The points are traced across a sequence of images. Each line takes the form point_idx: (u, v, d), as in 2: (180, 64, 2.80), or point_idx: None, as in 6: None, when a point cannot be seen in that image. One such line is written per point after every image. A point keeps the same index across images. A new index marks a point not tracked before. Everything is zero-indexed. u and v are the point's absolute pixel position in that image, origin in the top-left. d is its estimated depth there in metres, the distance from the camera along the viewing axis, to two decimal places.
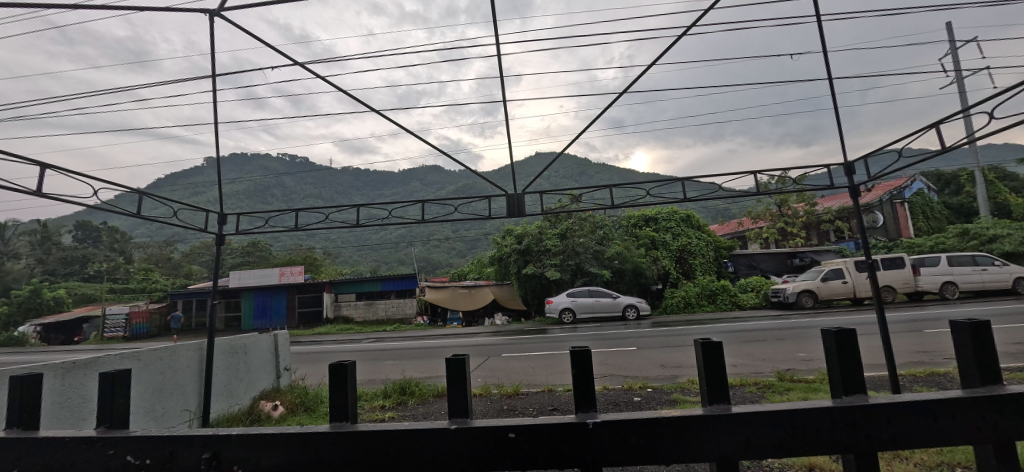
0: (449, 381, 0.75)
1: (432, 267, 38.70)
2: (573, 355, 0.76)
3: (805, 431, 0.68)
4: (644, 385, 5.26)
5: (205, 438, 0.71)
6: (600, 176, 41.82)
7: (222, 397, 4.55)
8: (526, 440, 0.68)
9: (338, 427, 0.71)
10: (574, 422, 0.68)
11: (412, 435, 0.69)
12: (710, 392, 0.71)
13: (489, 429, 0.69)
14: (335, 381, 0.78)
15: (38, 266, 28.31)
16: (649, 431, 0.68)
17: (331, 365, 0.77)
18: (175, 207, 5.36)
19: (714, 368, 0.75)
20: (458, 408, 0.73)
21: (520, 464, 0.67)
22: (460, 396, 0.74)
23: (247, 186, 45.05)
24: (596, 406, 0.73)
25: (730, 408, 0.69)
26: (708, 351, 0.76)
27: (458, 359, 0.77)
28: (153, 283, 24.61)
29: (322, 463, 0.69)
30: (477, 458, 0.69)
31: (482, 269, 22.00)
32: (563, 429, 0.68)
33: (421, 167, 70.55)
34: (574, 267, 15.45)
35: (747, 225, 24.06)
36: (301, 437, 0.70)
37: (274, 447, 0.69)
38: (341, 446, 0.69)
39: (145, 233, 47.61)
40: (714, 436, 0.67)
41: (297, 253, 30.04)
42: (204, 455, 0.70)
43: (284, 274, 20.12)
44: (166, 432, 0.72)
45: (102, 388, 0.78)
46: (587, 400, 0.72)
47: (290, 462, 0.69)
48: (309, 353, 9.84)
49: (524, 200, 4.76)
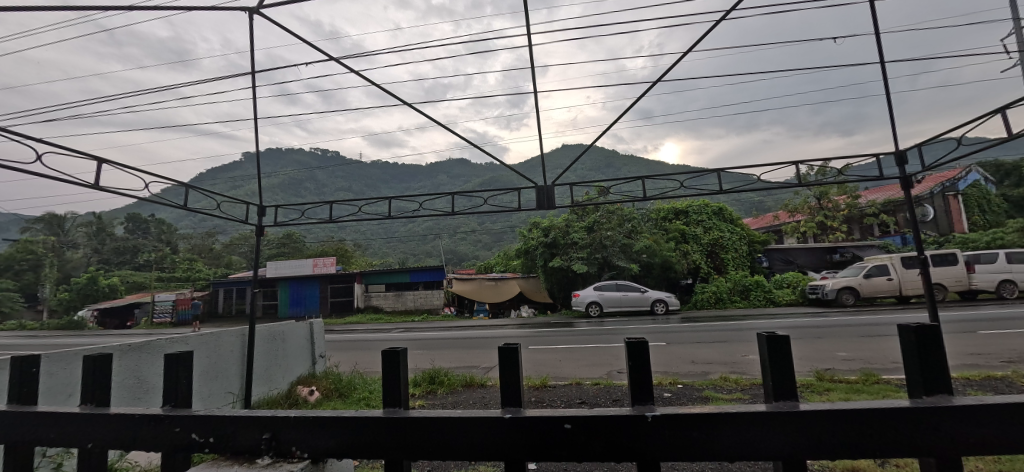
0: (502, 372, 0.74)
1: (459, 259, 39.40)
2: (627, 347, 0.75)
3: (887, 431, 0.63)
4: (675, 381, 5.19)
5: (263, 420, 0.73)
6: (628, 168, 41.19)
7: (263, 382, 4.76)
8: (581, 431, 0.66)
9: (392, 413, 0.71)
10: (630, 415, 0.66)
11: (468, 422, 0.68)
12: (777, 391, 0.69)
13: (545, 421, 0.67)
14: (387, 369, 0.78)
15: (94, 255, 30.35)
16: (723, 432, 0.65)
17: (383, 352, 0.77)
18: (218, 199, 5.47)
19: (781, 364, 0.70)
20: (509, 397, 0.73)
21: (575, 456, 0.66)
22: (511, 385, 0.73)
23: (280, 179, 46.64)
24: (653, 399, 0.71)
25: (799, 407, 0.66)
26: (774, 348, 0.72)
27: (510, 348, 0.77)
28: (196, 273, 25.90)
29: (373, 448, 0.70)
30: (532, 446, 0.67)
31: (508, 262, 22.10)
32: (617, 422, 0.67)
33: (448, 161, 71.43)
34: (601, 261, 15.24)
35: (783, 218, 23.28)
36: (357, 421, 0.70)
37: (329, 430, 0.70)
38: (392, 437, 0.69)
39: (189, 225, 50.26)
40: (784, 431, 0.64)
41: (329, 244, 31.02)
42: (264, 436, 0.71)
43: (317, 265, 20.71)
44: (229, 410, 0.75)
45: (167, 367, 0.81)
46: (640, 394, 0.70)
47: (343, 444, 0.70)
48: (345, 341, 10.25)
49: (554, 192, 4.64)
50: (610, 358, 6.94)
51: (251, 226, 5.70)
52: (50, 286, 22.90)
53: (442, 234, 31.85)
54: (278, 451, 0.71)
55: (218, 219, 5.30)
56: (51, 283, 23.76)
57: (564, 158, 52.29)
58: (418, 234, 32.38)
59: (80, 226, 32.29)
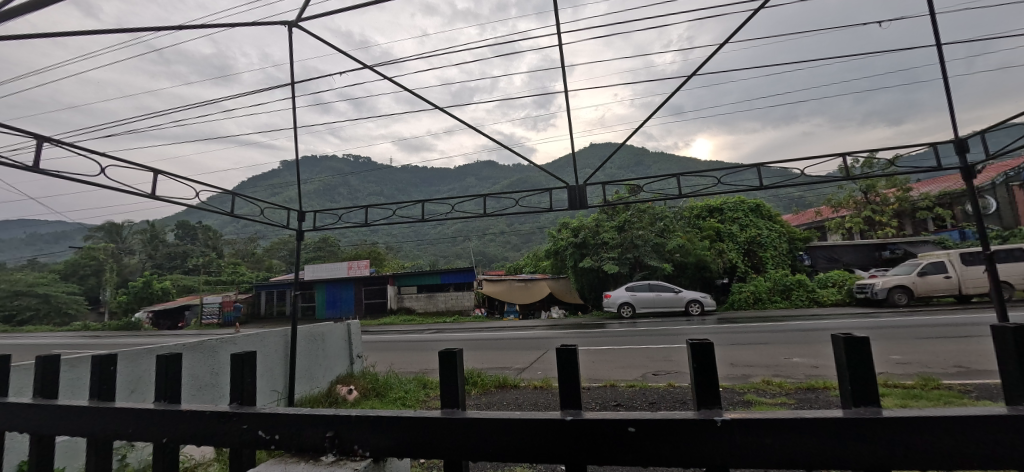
0: (561, 374, 0.73)
1: (488, 261, 39.74)
2: (690, 350, 0.73)
3: (989, 440, 0.59)
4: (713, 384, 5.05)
5: (327, 418, 0.75)
6: (659, 166, 40.32)
7: (305, 381, 4.94)
8: (645, 434, 0.65)
9: (451, 414, 0.72)
10: (696, 419, 0.64)
11: (527, 424, 0.68)
12: (855, 395, 0.66)
13: (608, 422, 0.66)
14: (444, 369, 0.78)
15: (149, 260, 32.45)
16: (795, 439, 0.62)
17: (440, 353, 0.78)
18: (261, 206, 5.73)
19: (859, 367, 0.67)
20: (569, 398, 0.72)
21: (640, 459, 0.64)
22: (572, 386, 0.72)
23: (316, 185, 48.40)
24: (721, 403, 0.69)
25: (883, 414, 0.62)
26: (851, 348, 0.69)
27: (569, 349, 0.76)
28: (240, 276, 27.24)
29: (435, 447, 0.70)
30: (593, 448, 0.66)
31: (538, 263, 22.08)
32: (684, 425, 0.65)
33: (476, 164, 72.19)
34: (633, 260, 14.98)
35: (827, 214, 22.18)
36: (419, 420, 0.71)
37: (394, 431, 0.71)
38: (455, 438, 0.70)
39: (233, 231, 52.89)
40: (868, 442, 0.60)
41: (362, 247, 31.92)
42: (328, 434, 0.74)
43: (352, 267, 21.34)
44: (295, 410, 0.77)
45: (233, 369, 0.85)
46: (707, 396, 0.68)
47: (405, 443, 0.71)
48: (380, 341, 10.52)
49: (586, 192, 4.59)
50: (645, 359, 6.82)
51: (292, 231, 5.94)
52: (111, 289, 24.65)
53: (472, 236, 32.14)
54: (342, 448, 0.73)
55: (262, 225, 5.56)
56: (112, 287, 25.57)
57: (592, 157, 51.68)
58: (448, 236, 32.81)
59: (136, 233, 34.56)
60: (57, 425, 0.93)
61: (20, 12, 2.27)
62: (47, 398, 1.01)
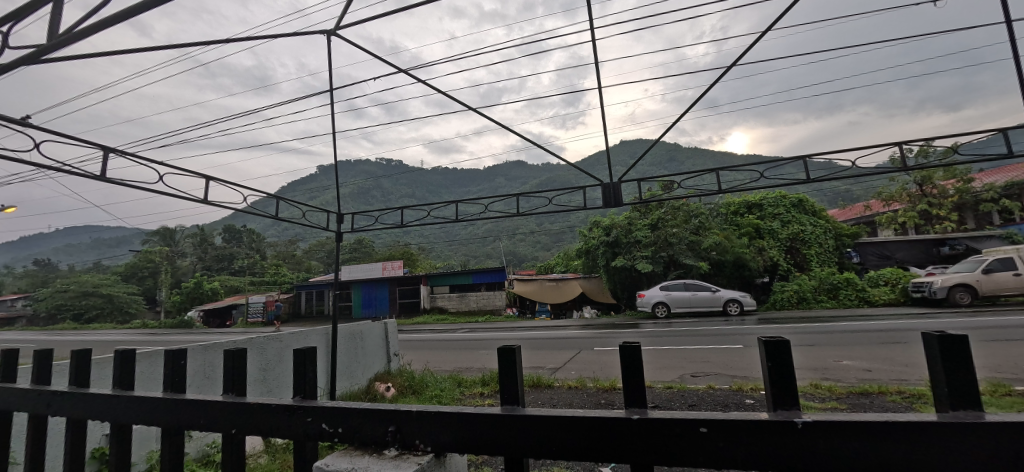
0: (625, 371, 0.71)
1: (519, 261, 39.85)
2: (763, 348, 0.70)
3: None
4: (756, 386, 4.85)
5: (388, 413, 0.76)
6: (692, 162, 39.20)
7: (345, 377, 5.09)
8: (718, 436, 0.62)
9: (511, 411, 0.71)
10: (774, 420, 0.61)
11: (594, 422, 0.67)
12: (952, 399, 0.63)
13: (676, 422, 0.64)
14: (503, 365, 0.78)
15: (199, 262, 34.47)
16: (887, 444, 0.58)
17: (499, 349, 0.77)
18: (303, 209, 5.97)
19: (955, 368, 0.64)
20: (634, 397, 0.70)
21: (712, 461, 0.62)
22: (637, 386, 0.70)
23: (351, 189, 49.99)
24: (800, 403, 0.65)
25: (986, 417, 0.59)
26: (942, 345, 0.65)
27: (632, 347, 0.74)
28: (282, 277, 28.47)
29: (501, 445, 0.70)
30: (664, 450, 0.64)
31: (569, 262, 21.93)
32: (764, 426, 0.61)
33: (505, 164, 72.60)
34: (667, 259, 14.63)
35: (876, 209, 20.90)
36: (482, 416, 0.71)
37: (455, 428, 0.72)
38: (518, 434, 0.70)
39: (275, 234, 55.38)
40: (973, 448, 0.56)
41: (396, 248, 32.69)
42: (389, 429, 0.75)
43: (386, 267, 21.90)
44: (357, 404, 0.79)
45: (296, 363, 0.88)
46: (782, 397, 0.65)
47: (470, 438, 0.71)
48: (414, 340, 10.75)
49: (621, 189, 4.52)
50: (682, 360, 6.63)
51: (333, 233, 6.16)
52: (167, 290, 26.33)
53: (502, 236, 32.31)
54: (403, 443, 0.74)
55: (302, 227, 5.79)
56: (167, 287, 27.31)
57: (622, 154, 50.77)
58: (479, 236, 33.07)
59: (188, 237, 36.76)
60: (135, 414, 1.00)
61: (88, 33, 2.48)
62: (123, 389, 1.08)
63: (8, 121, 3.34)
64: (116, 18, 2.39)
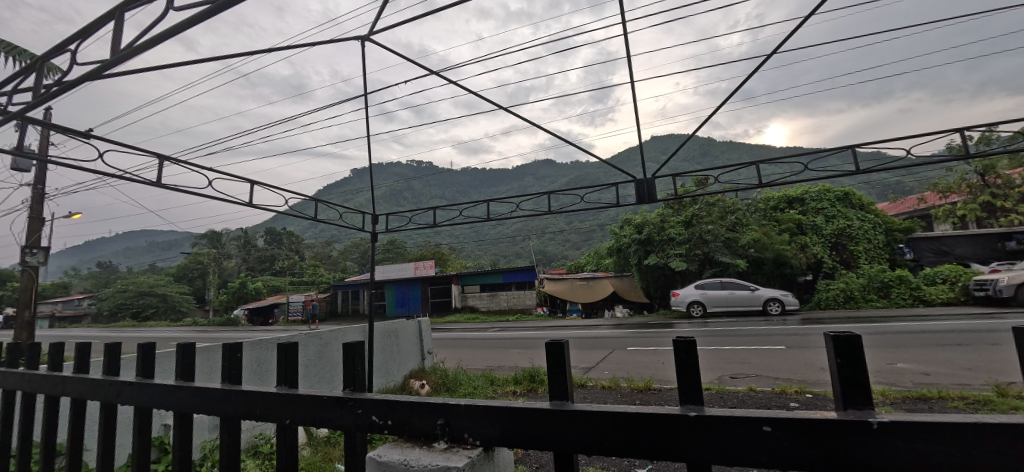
0: (679, 367, 0.70)
1: (549, 260, 39.77)
2: (830, 343, 0.66)
3: None
4: (802, 389, 4.63)
5: (438, 407, 0.77)
6: (727, 156, 37.89)
7: (382, 374, 5.23)
8: (784, 436, 0.59)
9: (560, 405, 0.71)
10: (846, 420, 0.58)
11: (647, 419, 0.65)
12: None
13: (739, 420, 0.61)
14: (551, 361, 0.78)
15: (244, 263, 36.25)
16: (983, 450, 0.53)
17: (548, 343, 0.77)
18: (340, 211, 6.15)
19: None
20: (687, 393, 0.68)
21: (776, 461, 0.59)
22: (690, 381, 0.68)
23: (384, 191, 51.23)
24: (874, 403, 0.61)
25: None
26: None
27: (685, 341, 0.72)
28: (320, 277, 29.52)
29: (551, 439, 0.70)
30: (725, 449, 0.62)
31: (600, 261, 21.67)
32: (834, 425, 0.58)
33: (534, 163, 72.51)
34: (703, 257, 14.19)
35: (932, 201, 19.55)
36: (530, 410, 0.71)
37: (502, 422, 0.73)
38: (569, 429, 0.69)
39: (313, 236, 57.55)
40: None
41: (427, 248, 33.26)
42: (439, 422, 0.77)
43: (418, 267, 22.30)
44: (406, 398, 0.81)
45: (346, 357, 0.90)
46: (853, 394, 0.62)
47: (521, 433, 0.71)
48: (447, 338, 10.91)
49: (655, 185, 4.41)
50: (720, 361, 6.42)
51: (368, 234, 6.33)
52: (215, 289, 27.83)
53: (532, 235, 32.27)
54: (453, 436, 0.75)
55: (339, 229, 5.98)
56: (215, 287, 28.86)
57: (653, 150, 49.67)
58: (508, 236, 33.14)
59: (233, 239, 38.71)
60: (196, 403, 1.05)
61: (145, 48, 2.64)
62: (185, 380, 1.15)
63: (74, 134, 3.61)
64: (167, 33, 2.54)
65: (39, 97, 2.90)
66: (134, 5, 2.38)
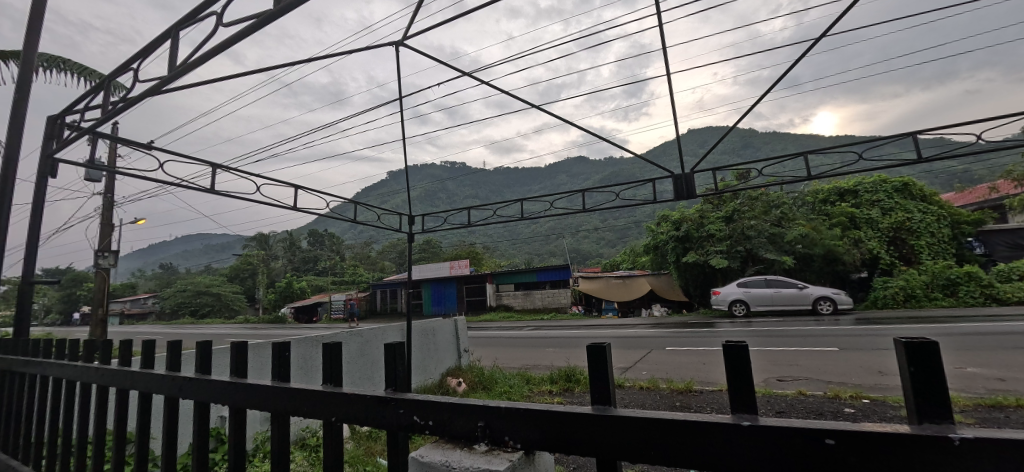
0: (729, 373, 0.66)
1: (583, 258, 39.38)
2: (901, 351, 0.60)
3: None
4: (857, 394, 4.35)
5: (478, 409, 0.77)
6: (771, 147, 36.16)
7: (420, 371, 5.35)
8: (848, 450, 0.55)
9: (602, 411, 0.69)
10: (922, 435, 0.53)
11: (696, 428, 0.62)
12: None
13: (798, 431, 0.57)
14: (593, 365, 0.76)
15: (290, 264, 38.07)
16: None
17: (589, 346, 0.76)
18: (377, 212, 6.32)
19: None
20: (737, 400, 0.64)
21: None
22: (741, 388, 0.65)
23: (419, 192, 52.36)
24: (953, 417, 0.56)
25: None
26: None
27: (735, 345, 0.68)
28: (360, 276, 30.54)
29: (592, 444, 0.68)
30: (782, 460, 0.58)
31: (636, 259, 21.23)
32: (906, 440, 0.53)
33: (566, 161, 71.98)
34: (745, 254, 13.60)
35: (1005, 191, 17.88)
36: (572, 414, 0.70)
37: (543, 425, 0.72)
38: (612, 436, 0.67)
39: (353, 237, 59.61)
40: None
41: (462, 248, 33.72)
42: (478, 425, 0.76)
43: (453, 267, 22.64)
44: (446, 400, 0.81)
45: (389, 358, 0.92)
46: (927, 407, 0.57)
47: (561, 436, 0.70)
48: (483, 337, 11.02)
49: (694, 180, 4.27)
50: (766, 363, 6.13)
51: (405, 234, 6.47)
52: (263, 289, 29.37)
53: (566, 233, 32.05)
54: (494, 440, 0.75)
55: (377, 230, 6.16)
56: (264, 287, 30.48)
57: (691, 143, 48.08)
58: (542, 234, 33.05)
59: (279, 241, 40.74)
60: (248, 398, 1.11)
61: (198, 64, 2.81)
62: (239, 377, 1.21)
63: (138, 147, 3.90)
64: (218, 48, 2.68)
65: (108, 113, 3.15)
66: (187, 23, 2.53)
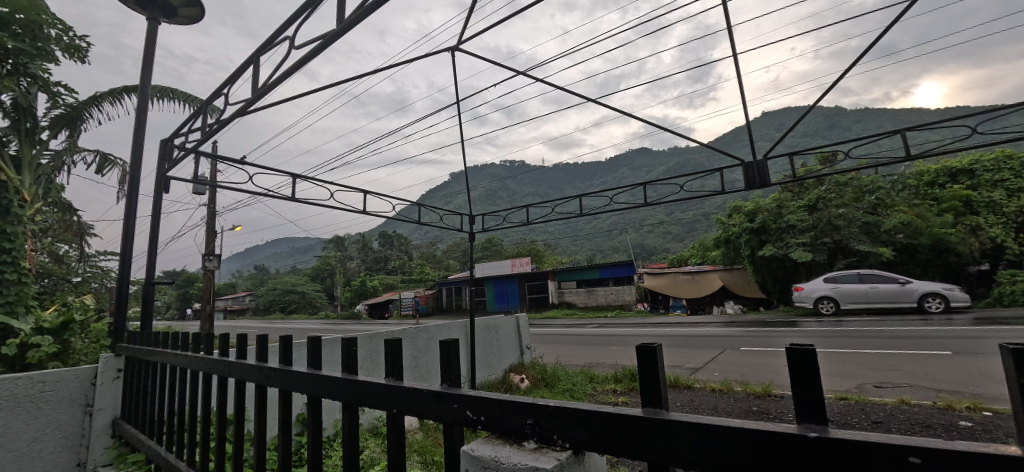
0: (793, 378, 0.61)
1: (649, 253, 37.93)
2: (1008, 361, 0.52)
3: None
4: (976, 405, 3.77)
5: (527, 407, 0.78)
6: (862, 125, 32.35)
7: (483, 367, 5.48)
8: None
9: (653, 413, 0.67)
10: None
11: (756, 434, 0.57)
12: None
13: (873, 445, 0.51)
14: (644, 366, 0.74)
15: (363, 264, 40.71)
16: None
17: (639, 346, 0.73)
18: (440, 213, 6.58)
19: None
20: (805, 408, 0.60)
21: None
22: (810, 395, 0.60)
23: (480, 192, 53.52)
24: None
25: None
26: None
27: (804, 350, 0.61)
28: (426, 275, 31.86)
29: (641, 449, 0.66)
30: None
31: (706, 253, 20.06)
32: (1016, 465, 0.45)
33: (628, 154, 69.79)
34: (833, 246, 12.38)
35: None
36: (619, 417, 0.68)
37: (589, 425, 0.71)
38: (666, 440, 0.64)
39: (420, 237, 62.48)
40: None
41: (523, 246, 33.95)
42: (527, 422, 0.77)
43: (515, 264, 22.87)
44: (497, 397, 0.83)
45: (443, 354, 0.95)
46: None
47: (607, 439, 0.69)
48: (545, 334, 11.04)
49: (768, 168, 3.94)
50: (862, 367, 5.50)
51: (467, 233, 6.68)
52: (341, 287, 31.68)
53: (629, 228, 31.09)
54: (542, 438, 0.76)
55: (440, 230, 6.41)
56: (341, 285, 32.88)
57: (766, 127, 44.37)
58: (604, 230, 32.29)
59: (354, 243, 43.69)
60: (323, 388, 1.21)
61: (276, 84, 3.08)
62: (315, 368, 1.32)
63: (232, 162, 4.38)
64: (292, 68, 2.93)
65: (206, 134, 3.56)
66: (266, 49, 2.78)
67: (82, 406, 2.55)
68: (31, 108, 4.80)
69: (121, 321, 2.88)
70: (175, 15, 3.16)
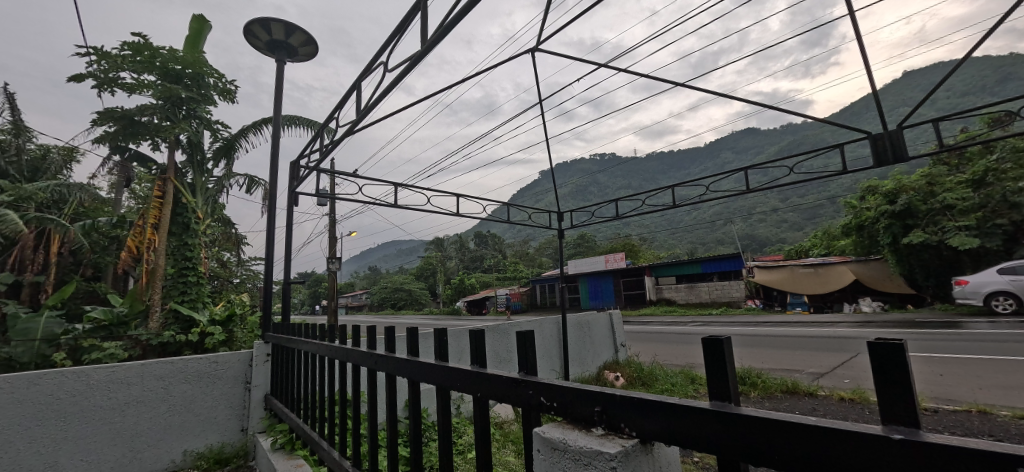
0: (876, 375, 0.56)
1: (760, 245, 34.24)
2: None
3: None
4: None
5: (596, 394, 0.81)
6: None
7: (577, 364, 5.49)
8: None
9: (721, 407, 0.65)
10: None
11: (827, 432, 0.54)
12: None
13: (971, 453, 0.45)
14: (712, 359, 0.71)
15: (461, 263, 43.01)
16: None
17: (706, 339, 0.71)
18: (530, 212, 6.72)
19: None
20: (894, 410, 0.54)
21: None
22: (901, 394, 0.54)
23: (569, 188, 53.09)
24: None
25: None
26: None
27: (893, 343, 0.55)
28: (520, 272, 32.57)
29: (707, 441, 0.65)
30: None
31: (833, 243, 17.52)
32: None
33: (732, 136, 63.68)
34: (1011, 229, 10.02)
35: None
36: (683, 407, 0.68)
37: (656, 413, 0.71)
38: (735, 436, 0.62)
39: (513, 235, 64.03)
40: None
41: (617, 241, 32.99)
42: (596, 409, 0.80)
43: (609, 260, 22.33)
44: (569, 384, 0.87)
45: (520, 344, 1.01)
46: None
47: (673, 428, 0.69)
48: (642, 332, 10.64)
49: (906, 138, 3.33)
50: None
51: (555, 230, 6.73)
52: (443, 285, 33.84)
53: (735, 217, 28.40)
54: (610, 425, 0.78)
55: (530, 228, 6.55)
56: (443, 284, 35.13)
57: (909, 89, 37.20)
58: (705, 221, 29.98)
59: (452, 243, 46.31)
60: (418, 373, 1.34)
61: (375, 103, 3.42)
62: (413, 354, 1.47)
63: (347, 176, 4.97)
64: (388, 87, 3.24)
65: (323, 152, 4.09)
66: (366, 73, 3.10)
67: (243, 382, 3.13)
68: (200, 143, 5.92)
69: (268, 315, 3.46)
70: (296, 53, 3.68)
